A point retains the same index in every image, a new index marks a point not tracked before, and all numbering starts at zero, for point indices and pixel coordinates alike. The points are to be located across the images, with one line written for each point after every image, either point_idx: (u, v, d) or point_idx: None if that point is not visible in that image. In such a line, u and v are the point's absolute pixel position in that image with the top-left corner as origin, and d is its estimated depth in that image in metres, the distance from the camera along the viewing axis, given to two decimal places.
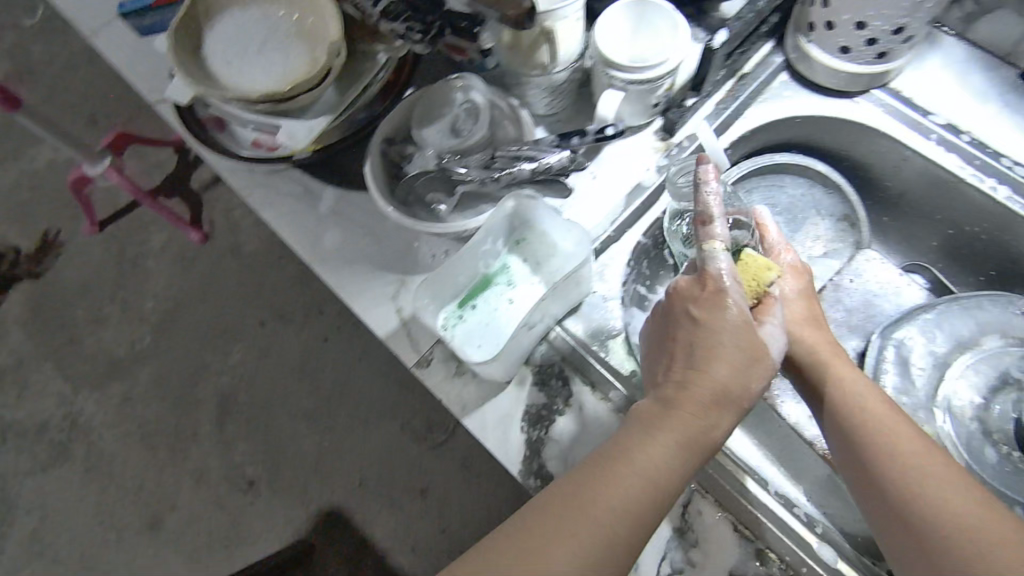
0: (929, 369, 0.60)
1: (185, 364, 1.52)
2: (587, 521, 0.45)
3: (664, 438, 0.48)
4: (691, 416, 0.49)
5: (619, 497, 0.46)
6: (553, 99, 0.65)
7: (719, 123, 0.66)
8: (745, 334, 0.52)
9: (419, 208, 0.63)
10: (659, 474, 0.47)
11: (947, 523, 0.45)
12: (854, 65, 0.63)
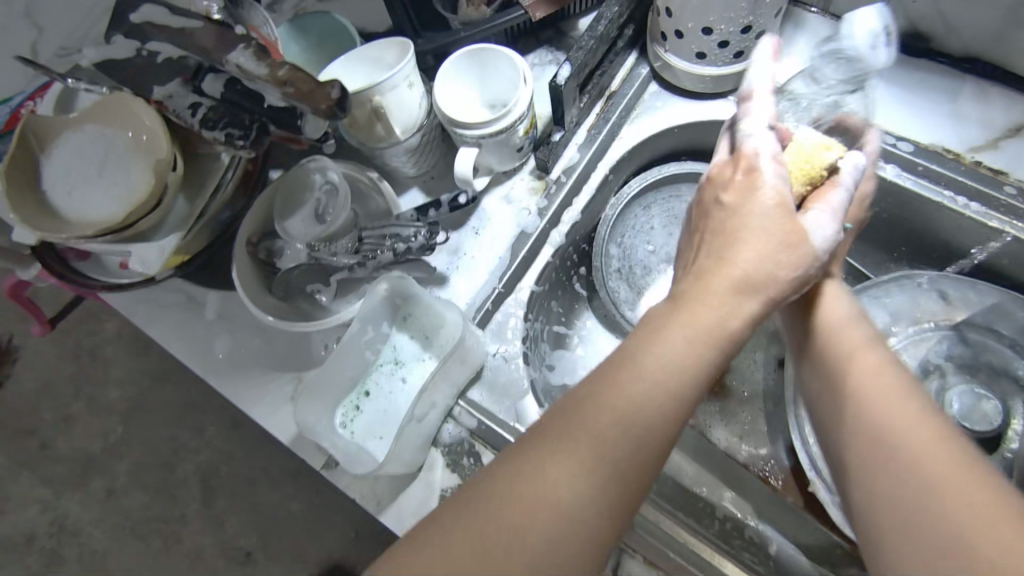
0: None
1: (161, 443, 1.37)
2: (584, 463, 0.36)
3: (678, 345, 0.39)
4: (712, 311, 0.40)
5: (619, 424, 0.37)
6: (417, 158, 0.61)
7: (593, 150, 0.63)
8: (782, 213, 0.42)
9: (300, 299, 0.61)
10: (668, 390, 0.38)
11: (943, 475, 0.36)
12: (714, 68, 0.60)
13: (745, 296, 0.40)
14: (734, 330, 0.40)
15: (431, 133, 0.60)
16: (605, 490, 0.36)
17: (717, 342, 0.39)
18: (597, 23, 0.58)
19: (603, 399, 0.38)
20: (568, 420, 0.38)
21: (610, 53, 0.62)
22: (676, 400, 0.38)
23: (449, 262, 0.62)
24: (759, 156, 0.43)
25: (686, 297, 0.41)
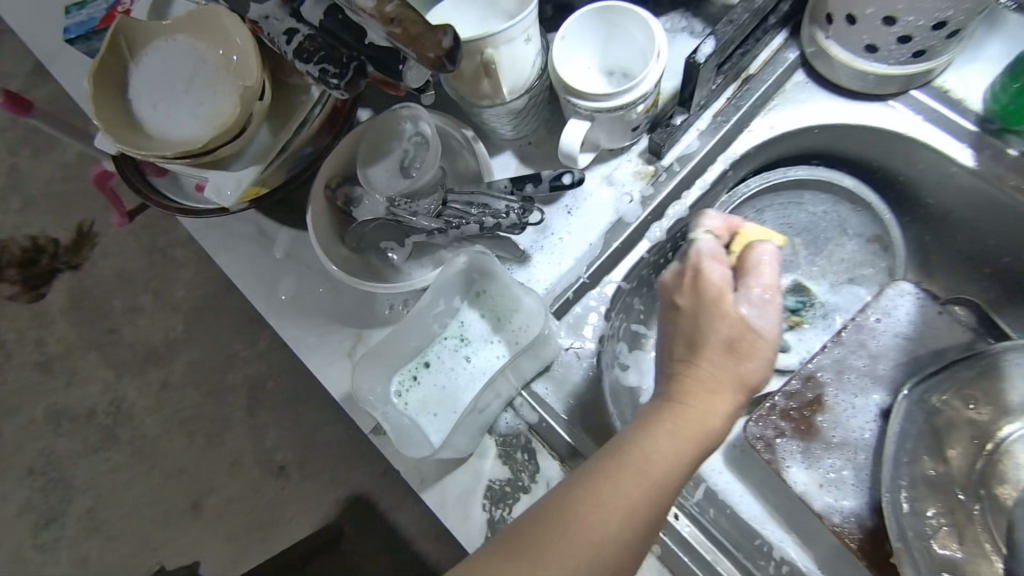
0: (968, 445, 0.51)
1: (215, 348, 1.38)
2: (571, 550, 0.34)
3: (665, 441, 0.38)
4: (695, 408, 0.39)
5: (611, 513, 0.35)
6: (520, 121, 0.55)
7: (717, 141, 0.56)
8: (724, 311, 0.41)
9: (372, 255, 0.57)
10: (658, 483, 0.37)
11: None
12: (880, 66, 0.51)
13: (720, 393, 0.40)
14: (713, 427, 0.39)
15: (539, 96, 0.54)
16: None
17: (698, 441, 0.38)
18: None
19: (594, 487, 0.36)
20: (561, 503, 0.36)
21: (759, 31, 0.54)
22: (660, 495, 0.37)
23: (534, 241, 0.57)
24: (707, 255, 0.43)
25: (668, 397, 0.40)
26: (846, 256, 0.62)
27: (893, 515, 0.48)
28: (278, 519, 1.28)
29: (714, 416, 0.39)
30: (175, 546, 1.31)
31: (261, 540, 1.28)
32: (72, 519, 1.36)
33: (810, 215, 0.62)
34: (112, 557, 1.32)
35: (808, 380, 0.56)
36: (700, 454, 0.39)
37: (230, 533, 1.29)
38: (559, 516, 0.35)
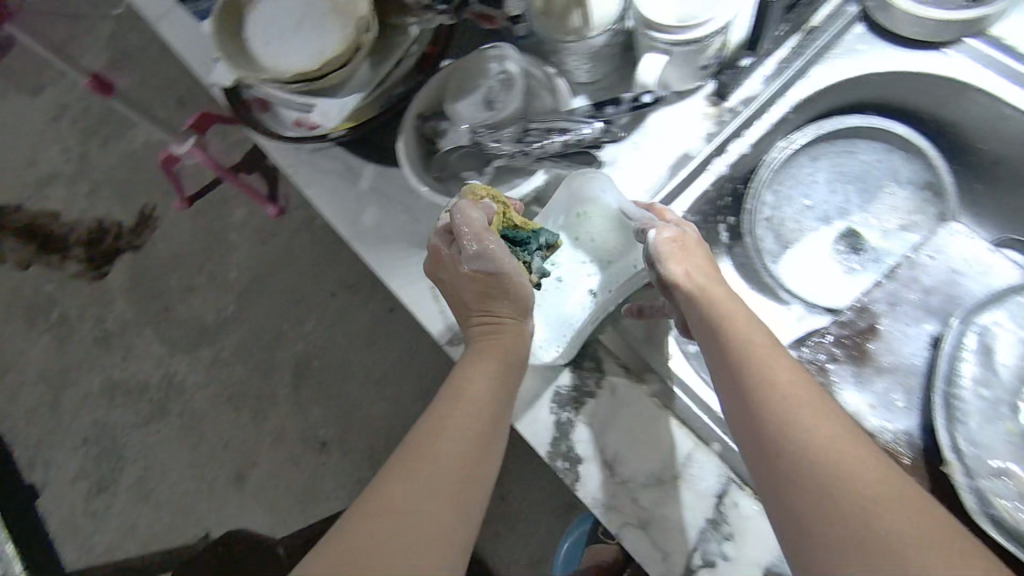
0: (1017, 363, 0.53)
1: (262, 324, 1.35)
2: (426, 479, 0.40)
3: (482, 369, 0.46)
4: (499, 345, 0.48)
5: (448, 441, 0.42)
6: (596, 62, 0.60)
7: (780, 84, 0.60)
8: (476, 277, 0.50)
9: (454, 183, 0.62)
10: (481, 403, 0.44)
11: (814, 467, 0.36)
12: (941, 13, 0.56)
13: (511, 330, 0.50)
14: (521, 351, 0.49)
15: (616, 38, 0.58)
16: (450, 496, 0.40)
17: (504, 362, 0.48)
18: None
19: (431, 430, 0.42)
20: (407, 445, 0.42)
21: None
22: (486, 419, 0.44)
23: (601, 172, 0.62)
24: (439, 232, 0.52)
25: (490, 329, 0.49)
26: (897, 204, 0.66)
27: (945, 427, 0.50)
28: (319, 494, 1.26)
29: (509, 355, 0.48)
30: (215, 522, 1.28)
31: (302, 513, 1.26)
32: (106, 495, 1.32)
33: (863, 163, 0.66)
34: (150, 530, 1.29)
35: (860, 311, 0.59)
36: (508, 383, 0.47)
37: (270, 508, 1.26)
38: (411, 457, 0.41)
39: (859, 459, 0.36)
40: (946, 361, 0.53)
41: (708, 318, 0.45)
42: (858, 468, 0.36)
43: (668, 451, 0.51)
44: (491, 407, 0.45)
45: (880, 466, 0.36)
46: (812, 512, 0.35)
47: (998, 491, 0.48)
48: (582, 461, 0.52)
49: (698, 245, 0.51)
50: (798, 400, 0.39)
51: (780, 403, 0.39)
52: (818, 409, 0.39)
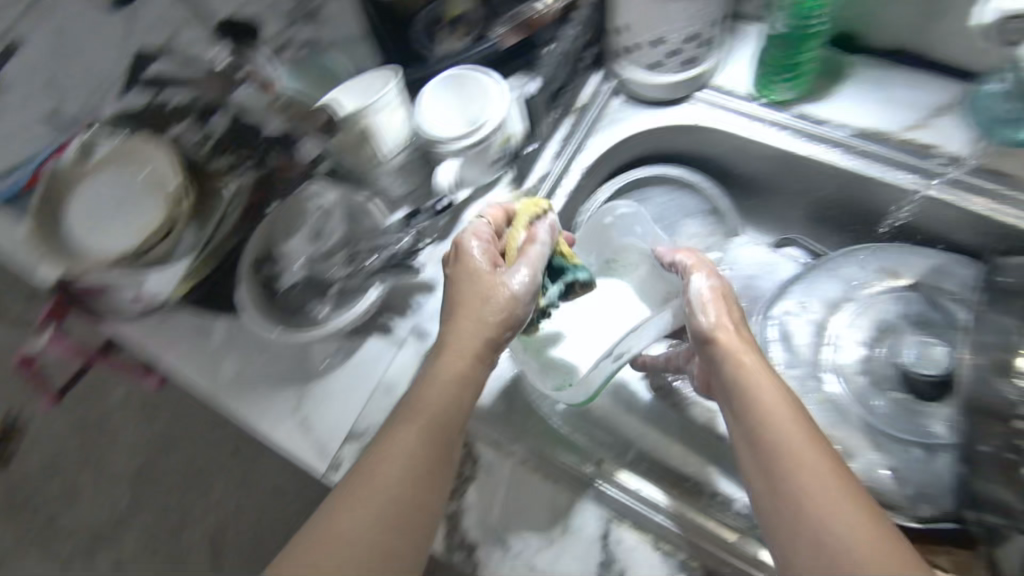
0: (811, 339, 0.62)
1: (161, 509, 1.25)
2: (372, 511, 0.43)
3: (434, 387, 0.48)
4: (454, 361, 0.49)
5: (397, 471, 0.45)
6: (399, 174, 0.67)
7: (567, 161, 0.70)
8: (473, 273, 0.52)
9: (301, 317, 0.63)
10: (433, 420, 0.47)
11: (824, 516, 0.42)
12: (669, 76, 0.67)
13: (474, 326, 0.50)
14: (476, 344, 0.50)
15: (411, 152, 0.65)
16: (393, 520, 0.44)
17: (464, 378, 0.49)
18: (557, 45, 0.66)
19: (382, 453, 0.46)
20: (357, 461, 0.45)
21: (573, 73, 0.70)
22: (435, 451, 0.47)
23: (435, 271, 0.67)
24: (467, 233, 0.54)
25: (454, 341, 0.50)
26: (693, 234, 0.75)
27: None
28: None
29: (462, 377, 0.49)
30: None
31: None
32: None
33: (657, 206, 0.75)
34: None
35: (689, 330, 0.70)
36: (464, 407, 0.49)
37: None
38: (362, 481, 0.44)
39: (850, 507, 0.42)
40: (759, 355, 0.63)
41: (730, 365, 0.51)
42: (850, 517, 0.41)
43: (549, 509, 0.55)
44: (446, 426, 0.47)
45: (868, 512, 0.42)
46: (803, 537, 0.42)
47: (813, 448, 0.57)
48: (477, 545, 0.54)
49: (717, 292, 0.54)
50: (804, 444, 0.45)
51: (796, 462, 0.44)
52: (832, 469, 0.44)
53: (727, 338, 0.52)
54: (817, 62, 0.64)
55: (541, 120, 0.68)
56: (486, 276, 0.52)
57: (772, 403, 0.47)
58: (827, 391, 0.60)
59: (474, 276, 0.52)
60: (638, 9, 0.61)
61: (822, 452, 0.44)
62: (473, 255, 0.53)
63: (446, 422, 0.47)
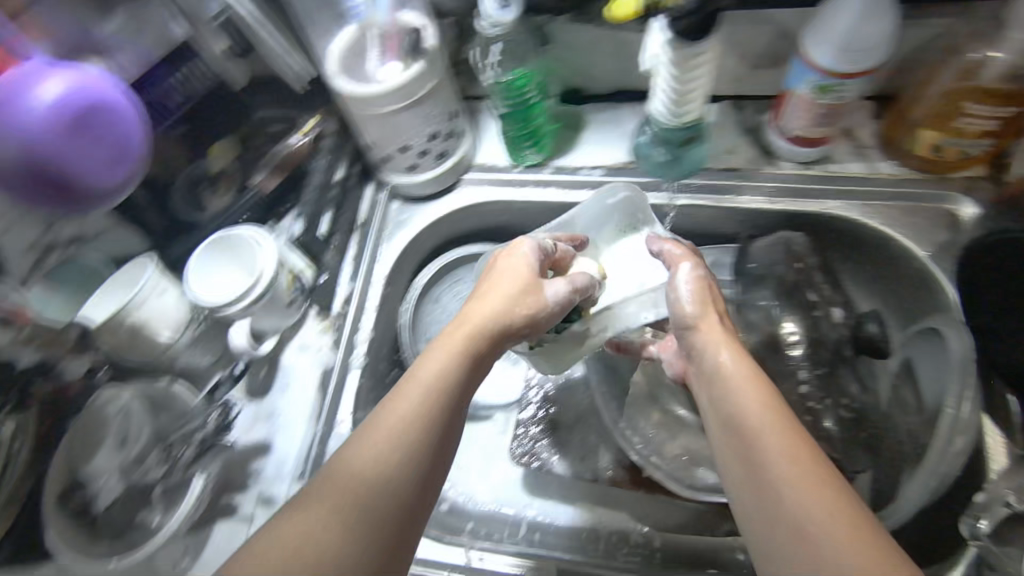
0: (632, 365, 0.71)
1: None
2: (363, 497, 0.42)
3: (412, 389, 0.47)
4: (431, 366, 0.48)
5: (426, 434, 0.45)
6: (200, 350, 0.64)
7: (364, 275, 0.74)
8: (530, 279, 0.54)
9: (133, 532, 0.59)
10: (411, 422, 0.45)
11: (803, 491, 0.43)
12: (429, 173, 0.71)
13: (462, 330, 0.51)
14: (453, 371, 0.48)
15: (198, 324, 0.63)
16: (353, 535, 0.40)
17: (453, 383, 0.48)
18: (309, 180, 0.70)
19: (352, 457, 0.43)
20: (400, 400, 0.46)
21: (339, 197, 0.73)
22: (457, 421, 0.48)
23: (267, 427, 0.65)
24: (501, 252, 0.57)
25: (442, 338, 0.51)
26: None
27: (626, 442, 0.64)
28: None
29: (457, 386, 0.48)
30: None
31: None
32: None
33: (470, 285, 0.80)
34: None
35: None
36: (458, 432, 0.48)
37: None
38: (377, 440, 0.44)
39: (820, 487, 0.43)
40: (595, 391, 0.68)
41: (709, 358, 0.54)
42: (812, 491, 0.43)
43: None
44: (426, 427, 0.45)
45: (830, 486, 0.43)
46: (769, 507, 0.45)
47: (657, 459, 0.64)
48: None
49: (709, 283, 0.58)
50: (775, 430, 0.47)
51: (774, 440, 0.46)
52: (811, 453, 0.45)
53: (723, 341, 0.54)
54: (550, 125, 0.71)
55: (323, 249, 0.71)
56: (489, 294, 0.53)
57: (756, 396, 0.49)
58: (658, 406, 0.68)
59: (522, 266, 0.55)
60: (377, 126, 0.64)
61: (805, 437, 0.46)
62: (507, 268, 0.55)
63: (422, 418, 0.46)
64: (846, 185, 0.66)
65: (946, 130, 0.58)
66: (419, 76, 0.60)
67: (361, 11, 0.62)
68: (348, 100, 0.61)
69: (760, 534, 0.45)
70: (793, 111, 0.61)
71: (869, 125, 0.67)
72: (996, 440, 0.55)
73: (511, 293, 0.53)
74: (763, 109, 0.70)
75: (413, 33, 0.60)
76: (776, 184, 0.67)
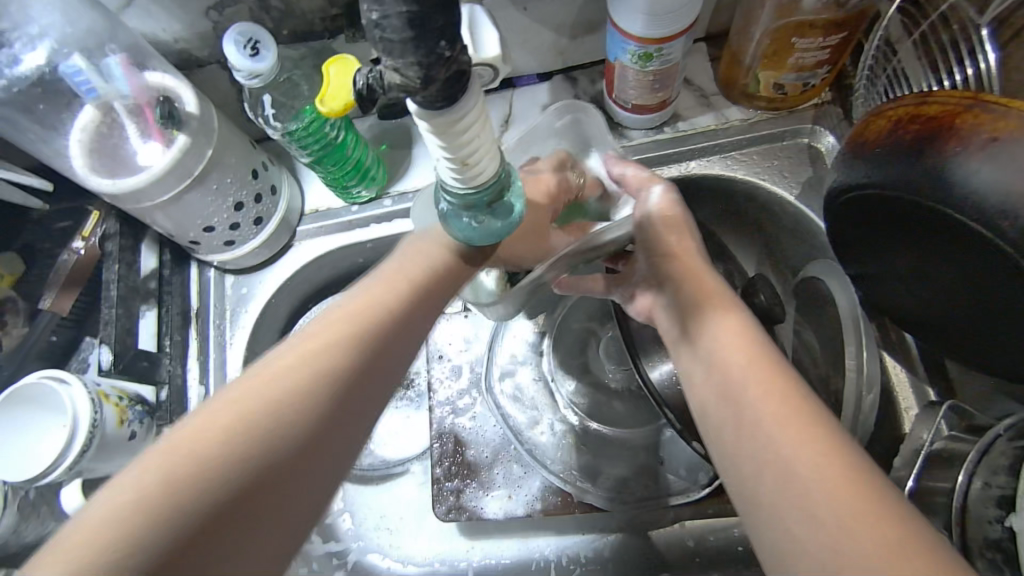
0: (539, 387, 0.66)
1: None
2: (196, 478, 0.32)
3: (335, 330, 0.40)
4: (360, 308, 0.42)
5: (283, 423, 0.35)
6: (37, 519, 0.55)
7: (215, 372, 0.63)
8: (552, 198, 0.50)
9: None
10: (317, 366, 0.38)
11: (793, 439, 0.35)
12: (251, 242, 0.61)
13: (393, 276, 0.44)
14: (369, 322, 0.41)
15: (21, 494, 0.54)
16: (215, 479, 0.32)
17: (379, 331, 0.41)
18: (108, 290, 0.58)
19: (245, 394, 0.36)
20: (262, 377, 0.37)
21: (156, 290, 0.61)
22: (342, 422, 0.38)
23: None
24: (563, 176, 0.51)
25: (385, 272, 0.44)
26: None
27: (549, 471, 0.61)
28: None
29: (343, 385, 0.38)
30: None
31: None
32: None
33: None
34: None
35: (441, 437, 0.64)
36: (347, 435, 0.38)
37: None
38: (222, 418, 0.34)
39: (811, 433, 0.35)
40: (504, 426, 0.63)
41: (693, 301, 0.45)
42: (799, 433, 0.35)
43: None
44: (336, 375, 0.38)
45: (822, 439, 0.35)
46: (748, 452, 0.37)
47: (585, 483, 0.60)
48: None
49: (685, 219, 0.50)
50: (757, 369, 0.39)
51: (759, 381, 0.38)
52: (798, 401, 0.37)
53: (696, 275, 0.46)
54: (374, 154, 0.63)
55: (155, 361, 0.60)
56: (403, 270, 0.45)
57: (736, 333, 0.41)
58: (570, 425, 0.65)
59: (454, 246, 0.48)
60: (163, 216, 0.53)
61: (789, 381, 0.38)
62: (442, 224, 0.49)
63: (332, 369, 0.38)
64: (701, 143, 0.61)
65: (784, 69, 0.54)
66: (189, 149, 0.50)
67: (92, 88, 0.49)
68: (113, 199, 0.50)
69: (737, 483, 0.38)
70: (624, 82, 0.55)
71: (708, 70, 0.62)
72: (900, 378, 0.54)
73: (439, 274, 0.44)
74: (597, 76, 0.63)
75: (165, 100, 0.49)
76: (634, 158, 0.61)
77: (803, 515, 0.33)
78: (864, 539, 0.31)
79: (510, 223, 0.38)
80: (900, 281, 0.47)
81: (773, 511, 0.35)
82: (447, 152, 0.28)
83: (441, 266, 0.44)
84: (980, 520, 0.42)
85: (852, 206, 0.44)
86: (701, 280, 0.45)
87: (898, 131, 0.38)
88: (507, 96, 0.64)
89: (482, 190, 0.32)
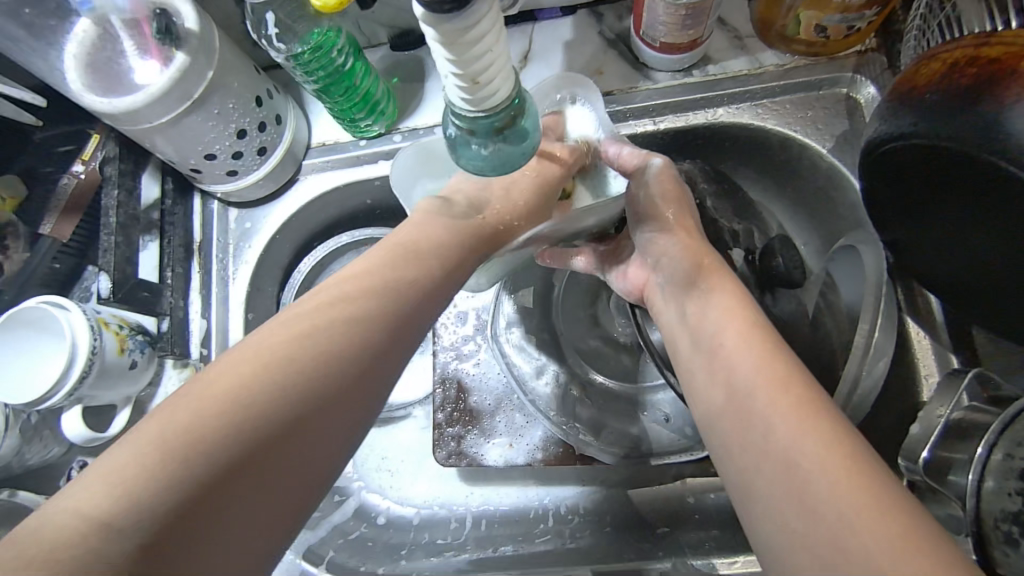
0: (545, 338, 0.65)
1: None
2: (225, 422, 0.31)
3: (352, 306, 0.38)
4: (375, 285, 0.40)
5: (310, 369, 0.34)
6: (40, 442, 0.55)
7: (218, 305, 0.62)
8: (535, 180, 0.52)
9: None
10: (333, 337, 0.36)
11: (796, 438, 0.33)
12: (255, 173, 0.59)
13: (397, 260, 0.42)
14: (379, 302, 0.39)
15: (23, 417, 0.54)
16: (223, 437, 0.30)
17: (391, 313, 0.39)
18: (107, 217, 0.55)
19: (257, 356, 0.34)
20: (294, 328, 0.36)
21: (158, 221, 0.60)
22: (370, 381, 0.37)
23: None
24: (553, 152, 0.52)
25: (387, 258, 0.42)
26: None
27: (554, 420, 0.59)
28: None
29: (351, 362, 0.36)
30: None
31: None
32: None
33: None
34: None
35: (444, 382, 0.63)
36: (358, 415, 0.36)
37: None
38: (231, 382, 0.32)
39: (814, 429, 0.33)
40: (507, 375, 0.62)
41: (688, 277, 0.45)
42: (806, 427, 0.33)
43: None
44: (349, 351, 0.36)
45: (827, 429, 0.33)
46: (750, 441, 0.35)
47: (586, 436, 0.59)
48: None
49: (683, 207, 0.48)
50: (762, 362, 0.37)
51: (768, 380, 0.36)
52: (810, 399, 0.35)
53: (705, 267, 0.44)
54: (385, 86, 0.60)
55: (157, 292, 0.59)
56: (397, 257, 0.43)
57: (749, 329, 0.39)
58: (577, 379, 0.63)
59: (440, 234, 0.46)
60: (163, 139, 0.51)
61: (803, 380, 0.36)
62: (432, 205, 0.48)
63: (348, 345, 0.37)
64: (732, 88, 0.57)
65: (828, 9, 0.49)
66: (188, 70, 0.47)
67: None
68: (111, 120, 0.48)
69: (733, 467, 0.36)
70: (653, 15, 0.51)
71: (745, 9, 0.58)
72: (921, 345, 0.51)
73: (458, 250, 0.46)
74: (625, 12, 0.59)
75: (161, 13, 0.47)
76: (658, 102, 0.58)
77: (807, 519, 0.31)
78: (865, 532, 0.29)
79: (521, 158, 0.35)
80: (935, 242, 0.44)
81: (778, 511, 0.32)
82: (455, 67, 0.26)
83: (432, 260, 0.44)
84: (999, 492, 0.40)
85: (891, 161, 0.42)
86: (712, 273, 0.44)
87: (952, 75, 0.35)
88: (528, 30, 0.60)
89: (492, 115, 0.30)
